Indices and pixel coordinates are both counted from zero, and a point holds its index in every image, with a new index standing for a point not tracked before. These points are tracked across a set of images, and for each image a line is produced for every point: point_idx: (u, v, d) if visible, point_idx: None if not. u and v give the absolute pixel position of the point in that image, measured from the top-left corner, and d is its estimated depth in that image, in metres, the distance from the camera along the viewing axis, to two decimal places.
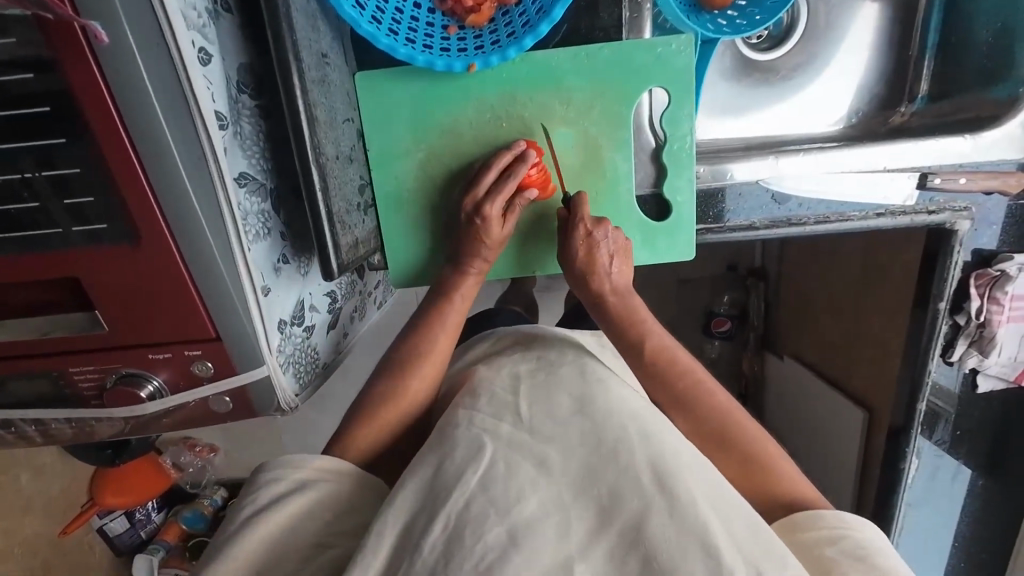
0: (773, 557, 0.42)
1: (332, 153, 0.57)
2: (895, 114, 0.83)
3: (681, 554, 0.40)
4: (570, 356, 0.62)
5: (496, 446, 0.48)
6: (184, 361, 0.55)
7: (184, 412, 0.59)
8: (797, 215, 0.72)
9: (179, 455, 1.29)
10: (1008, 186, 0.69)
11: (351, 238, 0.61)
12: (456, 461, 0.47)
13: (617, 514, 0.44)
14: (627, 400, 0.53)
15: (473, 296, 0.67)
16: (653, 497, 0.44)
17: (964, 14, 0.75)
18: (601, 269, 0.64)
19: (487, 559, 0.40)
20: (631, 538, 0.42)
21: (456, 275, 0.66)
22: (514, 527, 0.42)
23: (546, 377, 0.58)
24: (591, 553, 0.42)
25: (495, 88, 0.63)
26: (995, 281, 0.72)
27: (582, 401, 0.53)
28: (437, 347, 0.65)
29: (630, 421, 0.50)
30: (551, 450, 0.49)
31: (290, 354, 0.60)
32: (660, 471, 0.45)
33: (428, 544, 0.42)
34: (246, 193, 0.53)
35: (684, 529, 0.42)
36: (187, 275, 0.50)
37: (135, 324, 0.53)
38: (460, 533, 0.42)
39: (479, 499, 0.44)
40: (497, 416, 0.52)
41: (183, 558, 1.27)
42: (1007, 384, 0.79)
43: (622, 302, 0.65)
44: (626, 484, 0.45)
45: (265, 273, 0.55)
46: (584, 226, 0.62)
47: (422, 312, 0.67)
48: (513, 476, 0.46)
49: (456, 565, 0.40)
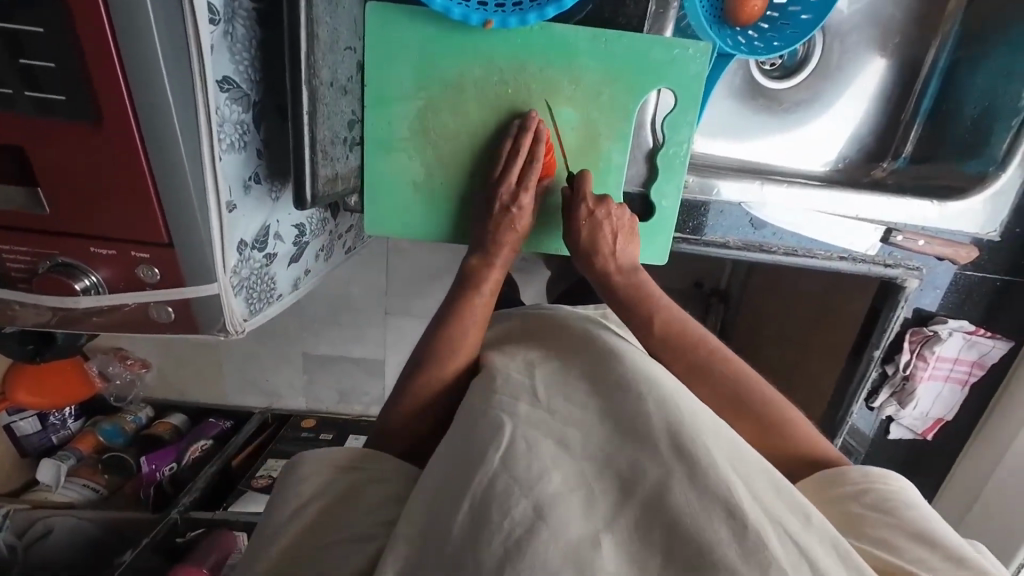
0: (798, 513, 0.44)
1: (327, 79, 0.54)
2: (878, 168, 0.86)
3: (706, 515, 0.42)
4: (580, 330, 0.66)
5: (515, 424, 0.50)
6: (128, 262, 0.52)
7: (120, 315, 0.56)
8: (769, 243, 0.75)
9: (107, 365, 1.25)
10: (958, 256, 0.74)
11: (330, 171, 0.58)
12: (478, 441, 0.49)
13: (639, 486, 0.45)
14: (643, 371, 0.56)
15: (501, 283, 0.68)
16: (672, 464, 0.45)
17: (958, 88, 0.79)
18: (609, 248, 0.64)
19: (514, 535, 0.41)
20: (655, 505, 0.44)
21: (483, 265, 0.66)
22: (539, 501, 0.43)
23: (558, 363, 0.60)
24: (615, 524, 0.43)
25: (507, 51, 0.62)
26: (928, 340, 0.78)
27: (596, 382, 0.56)
28: (468, 335, 0.64)
29: (646, 391, 0.52)
30: (569, 429, 0.50)
31: (244, 278, 0.57)
32: (678, 437, 0.47)
33: (457, 524, 0.43)
34: (227, 99, 0.50)
35: (706, 492, 0.43)
36: (147, 171, 0.47)
37: (80, 209, 0.49)
38: (487, 510, 0.43)
39: (502, 477, 0.45)
40: (515, 397, 0.54)
41: (95, 470, 1.20)
42: (914, 435, 0.86)
43: (627, 282, 0.66)
44: (646, 456, 0.47)
45: (232, 188, 0.52)
46: (587, 206, 0.63)
47: (450, 300, 0.66)
48: (533, 453, 0.47)
49: (486, 539, 0.42)
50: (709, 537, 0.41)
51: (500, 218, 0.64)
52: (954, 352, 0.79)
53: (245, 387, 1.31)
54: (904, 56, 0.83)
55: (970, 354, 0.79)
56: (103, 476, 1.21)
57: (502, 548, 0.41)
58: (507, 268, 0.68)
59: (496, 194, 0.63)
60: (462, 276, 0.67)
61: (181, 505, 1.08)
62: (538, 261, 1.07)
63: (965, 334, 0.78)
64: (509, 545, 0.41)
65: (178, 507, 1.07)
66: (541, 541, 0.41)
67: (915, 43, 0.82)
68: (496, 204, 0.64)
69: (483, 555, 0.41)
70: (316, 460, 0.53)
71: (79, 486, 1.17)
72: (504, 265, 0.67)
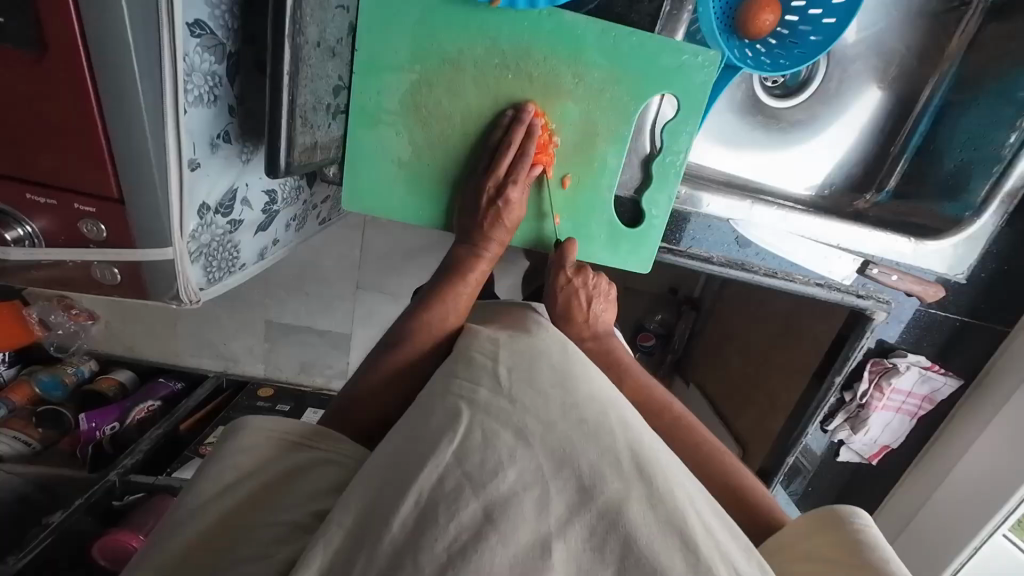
0: (739, 540, 0.44)
1: (314, 39, 0.50)
2: (860, 199, 0.87)
3: (662, 541, 0.41)
4: (553, 335, 0.63)
5: (472, 414, 0.49)
6: (71, 215, 0.46)
7: (58, 270, 0.50)
8: (750, 262, 0.75)
9: (49, 313, 1.15)
10: (927, 295, 0.76)
11: (309, 139, 0.54)
12: (432, 428, 0.48)
13: (596, 494, 0.43)
14: (606, 386, 0.55)
15: (487, 276, 0.68)
16: (632, 484, 0.44)
17: (946, 129, 0.80)
18: (584, 315, 0.72)
19: (460, 540, 0.40)
20: (610, 519, 0.42)
21: (471, 256, 0.65)
22: (490, 504, 0.42)
23: (526, 348, 0.58)
24: (569, 531, 0.42)
25: (511, 34, 0.58)
26: (886, 371, 0.80)
27: (563, 378, 0.54)
28: (447, 324, 0.63)
29: (610, 408, 0.51)
30: (528, 420, 0.49)
31: (204, 244, 0.53)
32: (639, 458, 0.46)
33: (398, 521, 0.41)
34: (198, 45, 0.45)
35: (661, 516, 0.43)
36: (98, 115, 0.42)
37: (19, 148, 0.44)
38: (434, 509, 0.42)
39: (453, 474, 0.44)
40: (475, 382, 0.53)
41: (27, 423, 1.12)
42: (861, 459, 0.90)
43: (599, 345, 0.72)
44: (607, 467, 0.45)
45: (197, 145, 0.47)
46: (554, 233, 0.67)
47: (434, 289, 0.65)
48: (490, 446, 0.46)
49: (428, 540, 0.40)
50: (662, 564, 0.40)
51: (488, 211, 0.63)
52: (909, 385, 0.81)
53: (198, 350, 1.24)
54: (899, 91, 0.84)
55: (923, 389, 0.82)
56: (37, 429, 1.12)
57: (446, 553, 0.39)
58: (495, 262, 0.67)
59: (484, 185, 0.62)
60: (449, 264, 0.66)
61: (120, 467, 1.03)
62: (516, 253, 1.05)
63: (921, 369, 0.80)
64: (452, 550, 0.40)
65: (116, 469, 1.02)
66: (488, 547, 0.40)
67: (913, 80, 0.83)
68: (484, 196, 0.62)
69: (423, 558, 0.39)
70: (263, 429, 0.51)
71: (9, 437, 1.08)
72: (492, 260, 0.66)
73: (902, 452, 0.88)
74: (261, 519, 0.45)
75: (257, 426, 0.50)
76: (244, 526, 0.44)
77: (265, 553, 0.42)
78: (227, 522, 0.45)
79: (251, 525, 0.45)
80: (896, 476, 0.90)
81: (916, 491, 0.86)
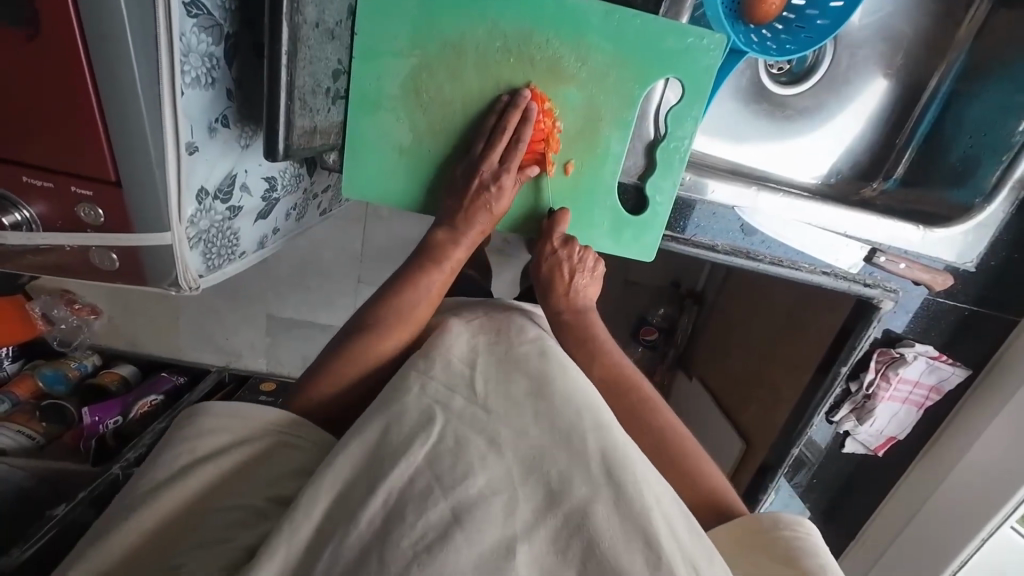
0: (705, 550, 0.44)
1: (313, 19, 0.49)
2: (868, 187, 0.86)
3: (625, 543, 0.42)
4: (532, 333, 0.60)
5: (446, 419, 0.49)
6: (68, 198, 0.46)
7: (57, 256, 0.50)
8: (756, 250, 0.73)
9: (51, 308, 1.17)
10: (934, 283, 0.74)
11: (309, 123, 0.53)
12: (405, 427, 0.48)
13: (564, 499, 0.44)
14: (584, 388, 0.54)
15: (462, 264, 0.64)
16: (600, 486, 0.45)
17: (955, 115, 0.79)
18: (565, 287, 0.66)
19: (426, 539, 0.41)
20: (575, 523, 0.43)
21: (449, 241, 0.62)
22: (458, 505, 0.43)
23: (503, 354, 0.57)
24: (534, 534, 0.43)
25: (513, 16, 0.57)
26: (893, 361, 0.79)
27: (538, 382, 0.53)
28: (418, 310, 0.61)
29: (585, 410, 0.50)
30: (501, 428, 0.49)
31: (203, 230, 0.52)
32: (610, 461, 0.46)
33: (366, 516, 0.43)
34: (195, 26, 0.44)
35: (627, 520, 0.43)
36: (94, 97, 0.41)
37: (14, 129, 0.43)
38: (402, 510, 0.43)
39: (424, 475, 0.45)
40: (451, 387, 0.52)
41: (30, 416, 1.11)
42: (866, 450, 0.88)
43: (577, 319, 0.66)
44: (576, 470, 0.46)
45: (195, 128, 0.46)
46: (551, 246, 0.64)
47: (405, 273, 0.62)
48: (462, 452, 0.46)
49: (394, 538, 0.41)
50: (624, 566, 0.41)
51: (477, 196, 0.60)
52: (916, 375, 0.80)
53: (199, 344, 1.25)
54: (908, 77, 0.82)
55: (930, 379, 0.81)
56: (40, 424, 1.11)
57: (411, 550, 0.41)
58: (472, 250, 0.64)
59: (478, 169, 0.60)
60: (425, 247, 0.62)
61: (123, 461, 1.03)
62: (517, 245, 1.04)
63: (929, 358, 0.79)
64: (418, 548, 0.41)
65: (120, 463, 1.02)
66: (453, 546, 0.41)
67: (922, 68, 0.81)
68: (477, 180, 0.60)
69: (389, 556, 0.40)
70: (222, 413, 0.51)
71: (13, 432, 1.06)
72: (470, 247, 0.63)
73: (907, 445, 0.87)
74: (234, 514, 0.46)
75: (213, 411, 0.51)
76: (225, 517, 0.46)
77: (232, 539, 0.44)
78: (205, 516, 0.46)
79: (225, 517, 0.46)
80: (902, 470, 0.89)
81: (922, 486, 0.85)
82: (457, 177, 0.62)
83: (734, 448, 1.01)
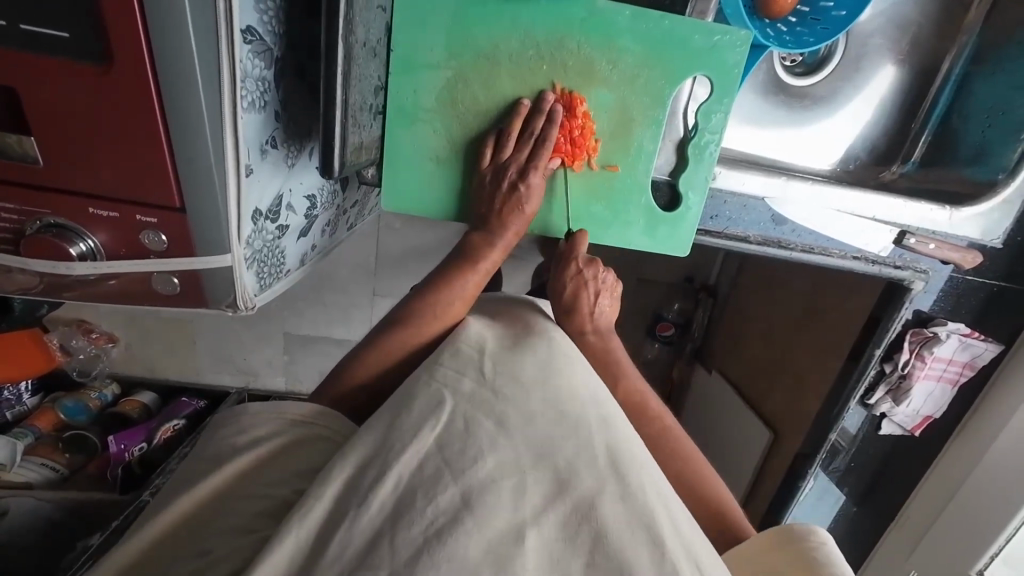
0: (710, 554, 0.45)
1: (361, 38, 0.50)
2: (887, 170, 0.87)
3: (630, 535, 0.43)
4: (538, 327, 0.61)
5: (456, 403, 0.50)
6: (133, 227, 0.47)
7: (121, 285, 0.50)
8: (788, 239, 0.75)
9: (69, 338, 1.17)
10: (963, 261, 0.76)
11: (357, 139, 0.55)
12: (414, 416, 0.49)
13: (572, 488, 0.46)
14: (592, 382, 0.56)
15: (495, 267, 0.65)
16: (606, 480, 0.46)
17: (968, 96, 0.81)
18: (589, 307, 0.66)
19: (436, 524, 0.42)
20: (584, 511, 0.44)
21: (483, 243, 0.64)
22: (467, 490, 0.44)
23: (513, 345, 0.58)
24: (545, 518, 0.44)
25: (545, 26, 0.59)
26: (927, 341, 0.80)
27: (546, 368, 0.54)
28: (453, 309, 0.62)
29: (591, 404, 0.52)
30: (512, 412, 0.50)
31: (257, 250, 0.53)
32: (615, 458, 0.48)
33: (375, 504, 0.43)
34: (250, 52, 0.45)
35: (633, 514, 0.44)
36: (161, 126, 0.42)
37: (78, 159, 0.44)
38: (412, 495, 0.44)
39: (434, 459, 0.46)
40: (460, 371, 0.53)
41: (54, 449, 1.09)
42: (904, 431, 0.89)
43: (600, 341, 0.66)
44: (584, 460, 0.47)
45: (251, 152, 0.48)
46: (576, 266, 0.64)
47: (437, 276, 0.64)
48: (470, 436, 0.48)
49: (405, 525, 0.42)
50: (630, 554, 0.42)
51: (508, 197, 0.62)
52: (950, 353, 0.81)
53: (217, 365, 1.24)
54: (918, 63, 0.84)
55: (963, 356, 0.82)
56: (63, 456, 1.09)
57: (421, 536, 0.42)
58: (506, 254, 0.65)
59: (506, 168, 0.61)
60: (461, 249, 0.65)
61: (151, 489, 0.99)
62: (531, 249, 1.05)
63: (962, 336, 0.80)
64: (429, 534, 0.42)
65: (149, 490, 0.98)
66: (463, 531, 0.42)
67: (932, 53, 0.83)
68: (506, 180, 0.61)
69: (399, 541, 0.41)
70: (258, 410, 0.53)
71: (37, 465, 1.05)
72: (504, 249, 0.64)
73: (939, 423, 0.89)
74: (260, 505, 0.48)
75: (251, 408, 0.54)
76: (246, 509, 0.47)
77: (257, 531, 0.46)
78: (229, 515, 0.47)
79: (237, 518, 0.47)
80: (938, 448, 0.90)
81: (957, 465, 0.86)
82: (482, 181, 0.62)
83: (762, 437, 1.02)
